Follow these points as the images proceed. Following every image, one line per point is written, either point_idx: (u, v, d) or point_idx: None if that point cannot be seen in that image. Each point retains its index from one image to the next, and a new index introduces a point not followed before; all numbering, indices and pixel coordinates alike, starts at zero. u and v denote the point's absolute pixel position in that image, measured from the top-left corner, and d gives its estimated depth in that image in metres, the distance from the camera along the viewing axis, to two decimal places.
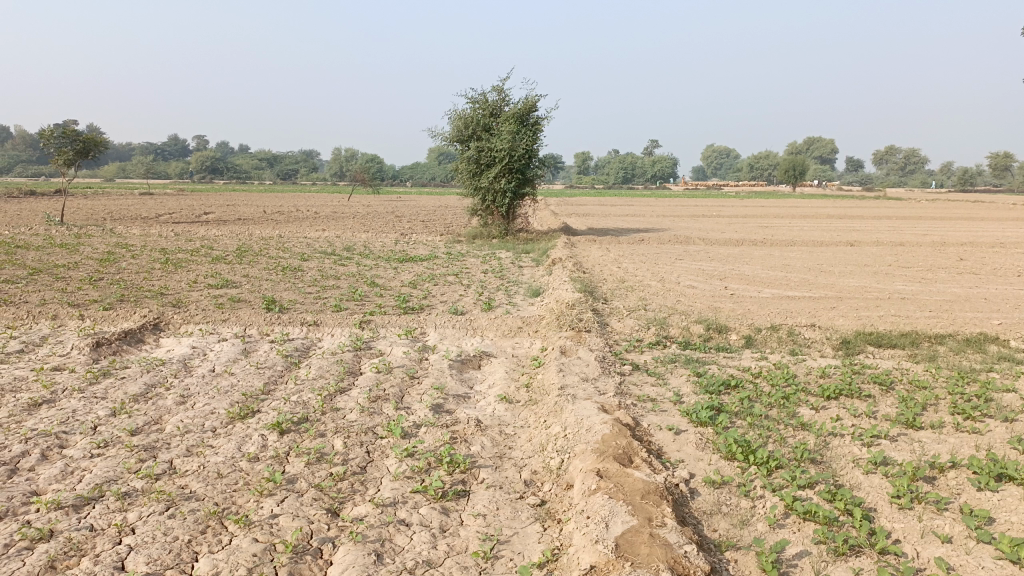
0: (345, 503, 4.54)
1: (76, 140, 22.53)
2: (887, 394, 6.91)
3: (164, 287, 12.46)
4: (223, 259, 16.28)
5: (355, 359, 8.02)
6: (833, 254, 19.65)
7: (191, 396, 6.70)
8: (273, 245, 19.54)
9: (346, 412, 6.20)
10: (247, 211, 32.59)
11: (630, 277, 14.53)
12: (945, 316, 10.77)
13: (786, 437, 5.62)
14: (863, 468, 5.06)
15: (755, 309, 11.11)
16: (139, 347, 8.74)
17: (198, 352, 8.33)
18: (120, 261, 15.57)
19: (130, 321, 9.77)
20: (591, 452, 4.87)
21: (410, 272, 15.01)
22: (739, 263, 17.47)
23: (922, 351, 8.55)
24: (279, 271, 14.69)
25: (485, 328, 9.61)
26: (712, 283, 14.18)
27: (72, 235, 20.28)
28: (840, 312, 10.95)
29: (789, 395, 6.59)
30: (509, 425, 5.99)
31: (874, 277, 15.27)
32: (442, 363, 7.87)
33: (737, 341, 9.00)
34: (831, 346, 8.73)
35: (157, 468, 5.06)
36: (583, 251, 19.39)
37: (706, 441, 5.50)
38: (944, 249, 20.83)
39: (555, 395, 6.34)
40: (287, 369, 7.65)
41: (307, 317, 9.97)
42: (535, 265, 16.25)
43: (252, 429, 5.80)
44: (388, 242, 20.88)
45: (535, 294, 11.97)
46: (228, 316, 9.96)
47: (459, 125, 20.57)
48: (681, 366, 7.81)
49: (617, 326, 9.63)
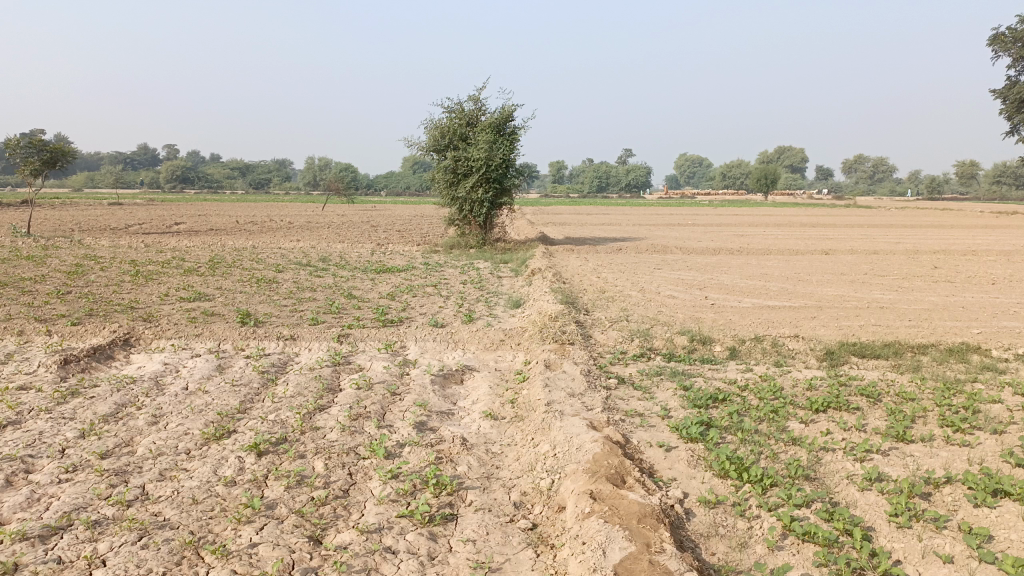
0: (328, 530, 4.35)
1: (43, 149, 22.03)
2: (874, 406, 6.86)
3: (135, 300, 12.13)
4: (196, 271, 15.95)
5: (334, 375, 7.81)
6: (810, 262, 19.78)
7: (163, 416, 6.45)
8: (247, 255, 19.20)
9: (326, 431, 6.00)
10: (219, 221, 32.15)
11: (610, 287, 14.45)
12: (926, 325, 10.80)
13: (778, 453, 5.52)
14: (859, 485, 4.96)
15: (737, 320, 11.07)
16: (109, 364, 8.45)
17: (170, 369, 8.07)
18: (89, 273, 15.18)
19: (99, 336, 9.46)
20: (582, 473, 4.73)
21: (388, 283, 14.81)
22: (718, 273, 17.48)
23: (906, 362, 8.54)
24: (254, 283, 14.41)
25: (466, 341, 9.45)
26: (692, 293, 14.15)
27: (38, 247, 19.78)
28: (822, 322, 10.94)
29: (778, 409, 6.50)
30: (495, 444, 5.83)
31: (852, 286, 15.33)
32: (424, 378, 7.68)
33: (722, 352, 8.93)
34: (815, 357, 8.69)
35: (129, 494, 4.82)
36: (561, 260, 19.31)
37: (698, 458, 5.38)
38: (918, 257, 21.04)
39: (542, 411, 6.19)
40: (264, 387, 7.42)
41: (284, 331, 9.73)
42: (514, 276, 16.11)
43: (229, 451, 5.58)
44: (364, 252, 20.65)
45: (516, 306, 11.83)
46: (201, 331, 9.69)
47: (436, 134, 20.42)
48: (667, 379, 7.71)
49: (600, 338, 9.52)
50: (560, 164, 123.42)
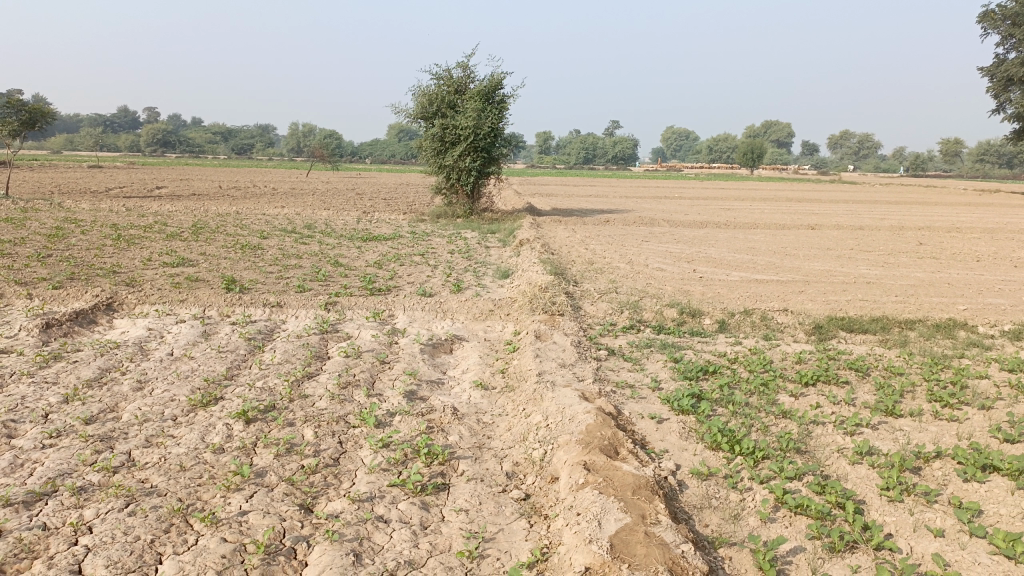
0: (319, 498, 4.31)
1: (21, 109, 21.53)
2: (864, 380, 6.89)
3: (117, 265, 11.93)
4: (179, 236, 15.72)
5: (322, 343, 7.72)
6: (796, 237, 19.81)
7: (148, 382, 6.36)
8: (230, 221, 18.95)
9: (314, 399, 5.93)
10: (201, 186, 31.67)
11: (598, 259, 14.41)
12: (913, 301, 10.85)
13: (769, 426, 5.52)
14: (850, 458, 4.98)
15: (725, 293, 11.06)
16: (92, 329, 8.32)
17: (155, 334, 7.95)
18: (69, 237, 14.92)
19: (81, 300, 9.31)
20: (575, 444, 4.71)
21: (375, 251, 14.66)
22: (705, 246, 17.47)
23: (894, 337, 8.58)
24: (238, 249, 14.22)
25: (455, 310, 9.38)
26: (680, 266, 14.12)
27: (17, 209, 19.40)
28: (810, 296, 10.96)
29: (768, 382, 6.50)
30: (486, 414, 5.79)
31: (839, 261, 15.37)
32: (413, 348, 7.62)
33: (711, 325, 8.92)
34: (804, 331, 8.71)
35: (115, 460, 4.75)
36: (549, 231, 19.21)
37: (689, 430, 5.37)
38: (903, 233, 21.13)
39: (533, 382, 6.15)
40: (251, 354, 7.33)
41: (270, 298, 9.61)
42: (501, 246, 16.01)
43: (216, 418, 5.50)
44: (350, 220, 20.45)
45: (504, 276, 11.75)
46: (186, 296, 9.55)
47: (424, 101, 20.14)
48: (657, 351, 7.70)
49: (590, 309, 9.48)
50: (547, 135, 122.56)
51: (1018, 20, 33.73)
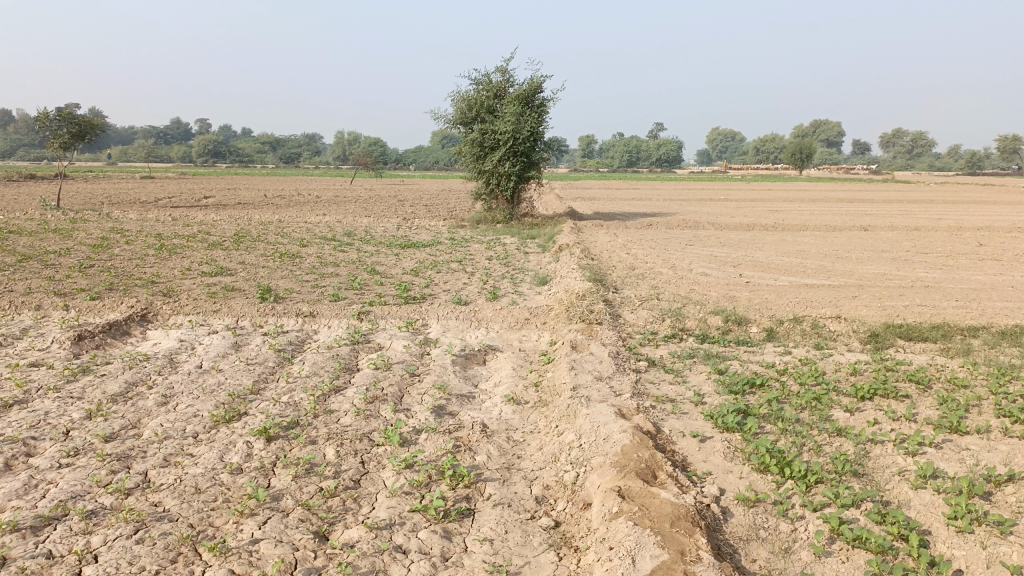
0: (335, 525, 4.07)
1: (72, 122, 21.93)
2: (925, 394, 6.40)
3: (156, 275, 11.94)
4: (219, 245, 15.79)
5: (352, 355, 7.51)
6: (848, 239, 19.09)
7: (173, 397, 6.21)
8: (271, 230, 19.00)
9: (339, 415, 5.71)
10: (247, 195, 32.07)
11: (640, 264, 14.02)
12: (974, 306, 10.23)
13: (822, 445, 5.11)
14: (912, 483, 4.55)
15: (773, 299, 10.59)
16: (125, 341, 8.26)
17: (185, 346, 7.84)
18: (113, 247, 15.07)
19: (116, 311, 9.28)
20: (610, 467, 4.38)
21: (413, 259, 14.51)
22: (752, 249, 16.91)
23: (957, 345, 8.03)
24: (277, 257, 14.17)
25: (490, 319, 9.10)
26: (725, 270, 13.65)
27: (65, 220, 19.77)
28: (863, 302, 10.41)
29: (821, 395, 6.07)
30: (517, 431, 5.49)
31: (893, 263, 14.70)
32: (445, 359, 7.36)
33: (758, 334, 8.49)
34: (858, 339, 8.22)
35: (129, 482, 4.57)
36: (590, 236, 18.86)
37: (734, 450, 4.99)
38: (961, 234, 20.22)
39: (567, 397, 5.83)
40: (280, 366, 7.15)
41: (303, 308, 9.45)
42: (541, 251, 15.73)
43: (237, 435, 5.31)
44: (390, 227, 20.38)
45: (543, 283, 11.44)
46: (219, 306, 9.45)
47: (462, 107, 19.99)
48: (700, 362, 7.31)
49: (630, 317, 9.12)
50: (590, 138, 121.90)
51: None
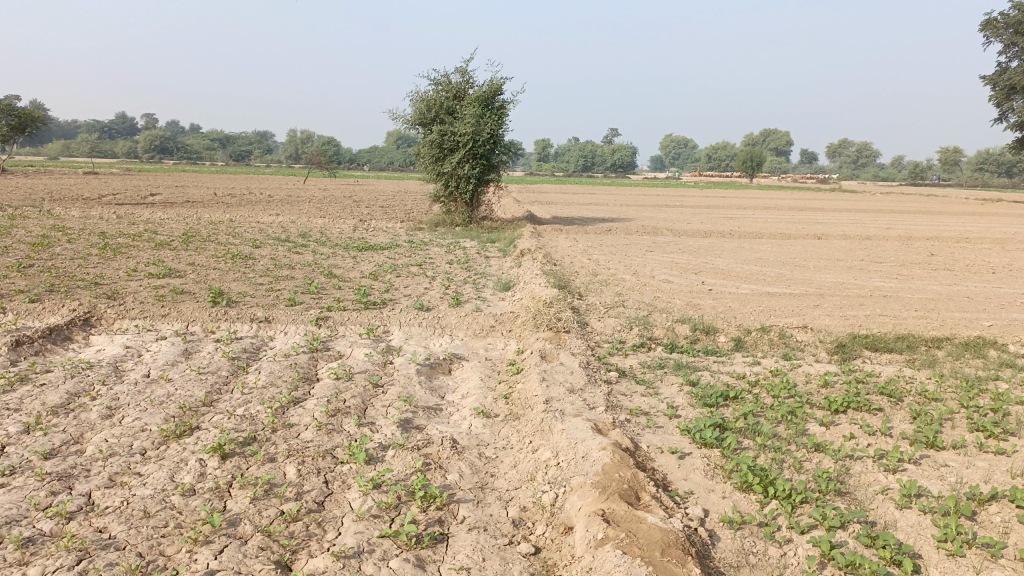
0: (299, 553, 3.78)
1: (11, 114, 20.95)
2: (898, 407, 6.35)
3: (100, 276, 11.36)
4: (168, 245, 15.20)
5: (311, 364, 7.17)
6: (803, 247, 19.31)
7: (119, 409, 5.81)
8: (223, 230, 18.40)
9: (299, 430, 5.38)
10: (196, 193, 31.15)
11: (602, 270, 13.90)
12: (934, 317, 10.32)
13: (803, 463, 4.98)
14: (897, 502, 4.46)
15: (737, 307, 10.54)
16: (66, 347, 7.77)
17: (133, 354, 7.40)
18: (54, 246, 14.37)
19: (57, 315, 8.75)
20: (592, 488, 4.17)
21: (371, 262, 14.15)
22: (712, 256, 16.93)
23: (922, 356, 8.06)
24: (229, 259, 13.67)
25: (454, 326, 8.84)
26: (687, 277, 13.62)
27: (3, 216, 18.85)
28: (826, 311, 10.43)
29: (795, 408, 5.96)
30: (488, 447, 5.25)
31: (850, 273, 14.85)
32: (409, 369, 7.07)
33: (726, 343, 8.40)
34: (825, 350, 8.19)
35: (70, 504, 4.19)
36: (550, 240, 18.70)
37: (715, 468, 4.82)
38: (912, 244, 20.61)
39: (539, 410, 5.61)
40: (234, 376, 6.77)
41: (258, 313, 9.05)
42: (502, 256, 15.52)
43: (189, 453, 4.95)
44: (346, 228, 19.94)
45: (506, 289, 11.21)
46: (168, 311, 8.98)
47: (422, 107, 19.67)
48: (672, 373, 7.16)
49: (597, 326, 8.94)
50: (545, 142, 122.71)
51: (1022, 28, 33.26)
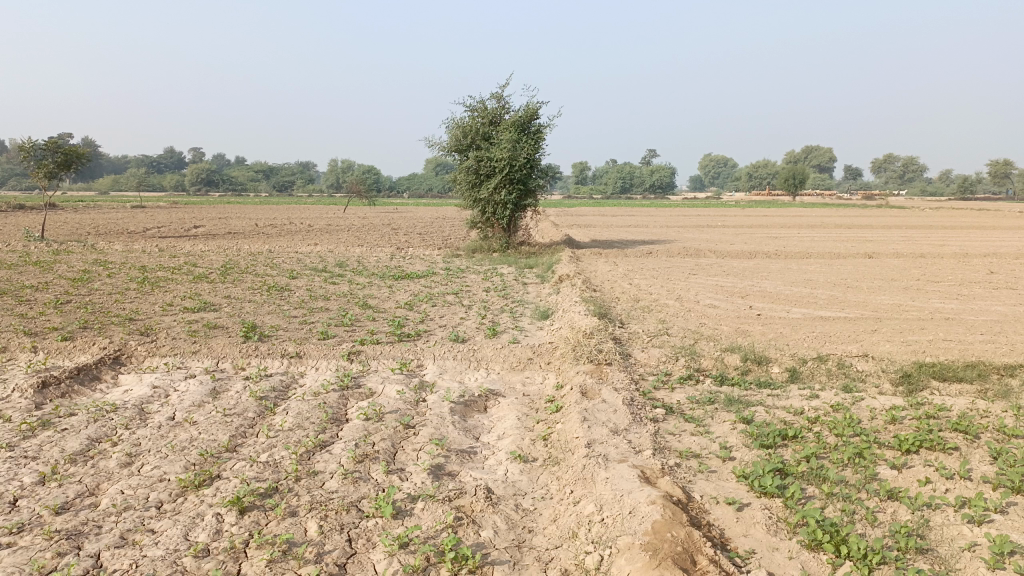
0: None
1: (57, 151, 21.25)
2: (976, 445, 5.75)
3: (135, 312, 11.24)
4: (205, 278, 15.14)
5: (341, 403, 6.83)
6: (855, 267, 18.55)
7: (139, 457, 5.54)
8: (261, 261, 18.36)
9: (325, 478, 5.04)
10: (239, 224, 31.47)
11: (644, 295, 13.44)
12: (1003, 341, 9.63)
13: (877, 516, 4.47)
14: (987, 562, 3.92)
15: (788, 334, 9.99)
16: (94, 387, 7.58)
17: (159, 394, 7.16)
18: (94, 281, 14.40)
19: (87, 354, 8.59)
20: (641, 551, 3.74)
21: (407, 291, 13.90)
22: (759, 278, 16.34)
23: (995, 387, 7.41)
24: (265, 291, 13.54)
25: (490, 359, 8.46)
26: (734, 302, 13.07)
27: (48, 252, 19.08)
28: (885, 337, 9.80)
29: (862, 449, 5.45)
30: (526, 497, 4.84)
31: (907, 294, 14.13)
32: (443, 408, 6.69)
33: (781, 374, 7.87)
34: (889, 381, 7.61)
35: (76, 568, 3.89)
36: (589, 265, 18.29)
37: (777, 522, 4.34)
38: (969, 261, 19.70)
39: (581, 455, 5.20)
40: (261, 418, 6.47)
41: (289, 348, 8.77)
42: (540, 282, 15.14)
43: (206, 506, 4.63)
44: (383, 257, 19.77)
45: (544, 318, 10.83)
46: (199, 347, 8.76)
47: (457, 134, 19.52)
48: (723, 409, 6.66)
49: (641, 357, 8.48)
50: (583, 166, 122.71)
51: None
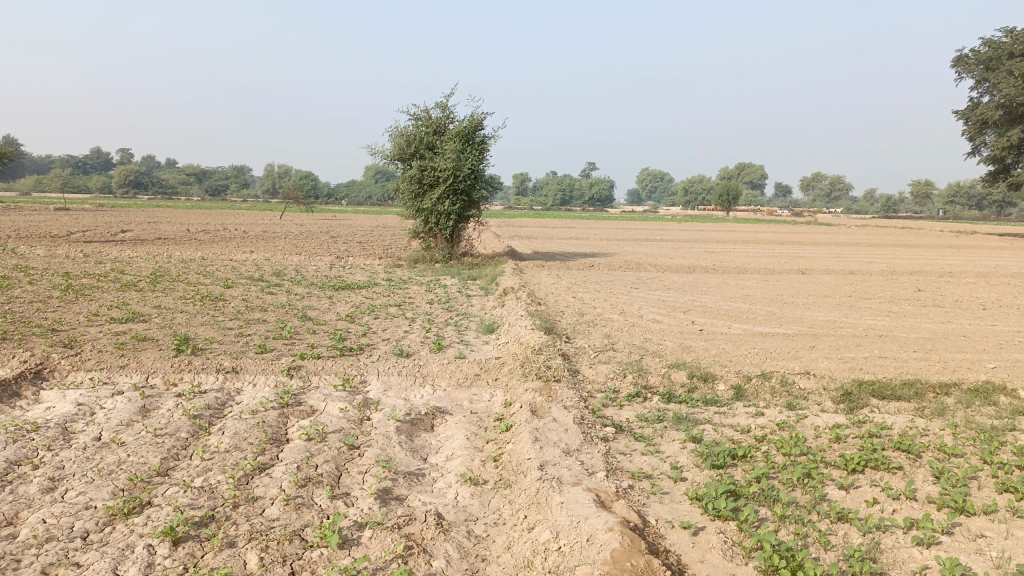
0: None
1: None
2: (918, 464, 5.85)
3: (58, 322, 10.65)
4: (135, 286, 14.50)
5: (281, 422, 6.55)
6: (789, 283, 18.99)
7: (63, 482, 5.17)
8: (194, 269, 17.72)
9: (265, 504, 4.79)
10: (170, 229, 30.42)
11: (588, 309, 13.45)
12: (934, 359, 9.92)
13: (830, 539, 4.48)
14: None
15: (731, 350, 10.09)
16: (12, 404, 7.10)
17: (85, 412, 6.75)
18: (13, 288, 13.64)
19: (5, 367, 8.06)
20: None
21: (348, 302, 13.58)
22: (699, 293, 16.56)
23: (932, 405, 7.59)
24: (199, 300, 13.05)
25: (436, 376, 8.27)
26: (677, 316, 13.20)
27: None
28: (823, 354, 9.98)
29: (811, 469, 5.48)
30: (478, 523, 4.70)
31: (841, 310, 14.51)
32: (389, 427, 6.48)
33: (726, 392, 7.91)
34: (831, 399, 7.72)
35: None
36: (532, 277, 18.25)
37: (732, 547, 4.30)
38: (897, 279, 20.42)
39: (533, 478, 5.08)
40: (195, 438, 6.14)
41: (225, 363, 8.40)
42: (484, 294, 15.02)
43: (138, 537, 4.34)
44: (322, 266, 19.34)
45: (490, 332, 10.70)
46: (128, 361, 8.31)
47: (401, 143, 19.29)
48: (673, 427, 6.64)
49: (589, 373, 8.42)
50: (523, 177, 123.37)
51: (990, 65, 36.27)
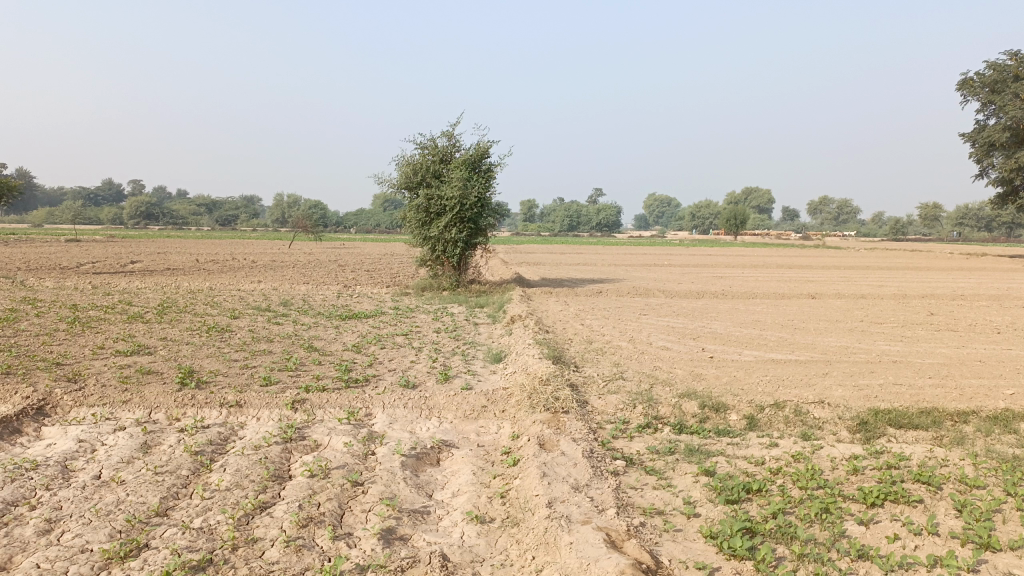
0: None
1: None
2: (940, 497, 5.66)
3: (63, 356, 10.56)
4: (141, 317, 14.44)
5: (283, 458, 6.42)
6: (800, 308, 18.80)
7: (60, 523, 5.04)
8: (201, 299, 17.68)
9: (266, 547, 4.66)
10: (179, 260, 30.50)
11: (597, 337, 13.30)
12: (950, 385, 9.71)
13: None
14: None
15: (743, 378, 9.91)
16: (13, 442, 6.98)
17: (85, 449, 6.63)
18: (19, 321, 13.60)
19: (6, 403, 7.96)
20: None
21: (355, 332, 13.48)
22: (708, 319, 16.39)
23: (950, 434, 7.39)
24: (205, 332, 12.99)
25: (442, 408, 8.12)
26: (686, 343, 13.03)
27: None
28: (836, 381, 9.79)
29: (828, 504, 5.30)
30: (484, 564, 4.54)
31: (853, 335, 14.31)
32: (393, 462, 6.34)
33: (739, 422, 7.73)
34: (846, 428, 7.52)
35: None
36: (540, 304, 18.13)
37: None
38: (909, 302, 20.20)
39: (541, 516, 4.93)
40: (196, 476, 6.01)
41: (228, 397, 8.28)
42: (491, 322, 14.91)
43: None
44: (329, 295, 19.27)
45: (497, 361, 10.56)
46: (131, 396, 8.21)
47: (407, 171, 19.31)
48: (684, 460, 6.47)
49: (598, 404, 8.26)
50: (531, 203, 123.78)
51: (996, 87, 36.22)
